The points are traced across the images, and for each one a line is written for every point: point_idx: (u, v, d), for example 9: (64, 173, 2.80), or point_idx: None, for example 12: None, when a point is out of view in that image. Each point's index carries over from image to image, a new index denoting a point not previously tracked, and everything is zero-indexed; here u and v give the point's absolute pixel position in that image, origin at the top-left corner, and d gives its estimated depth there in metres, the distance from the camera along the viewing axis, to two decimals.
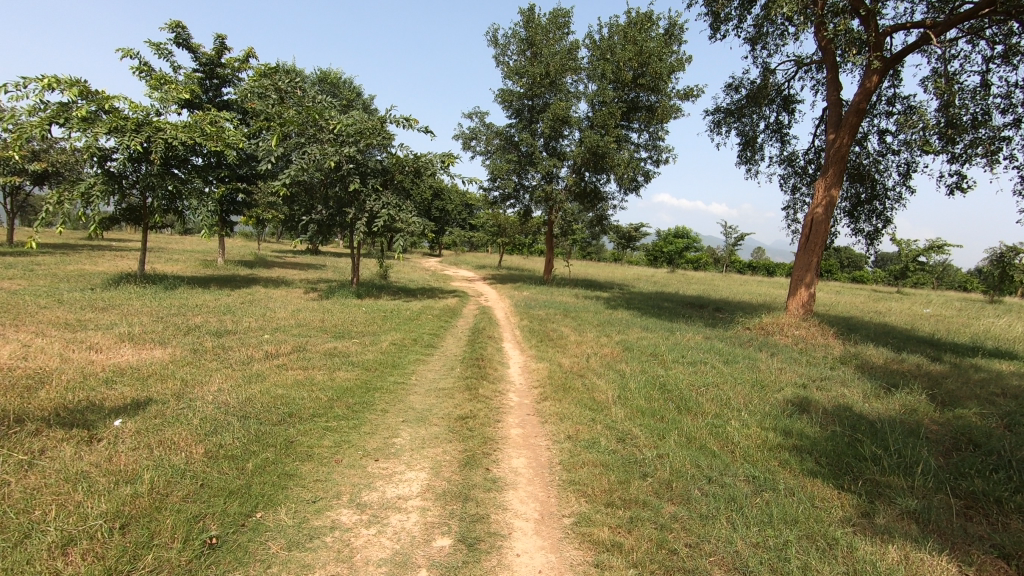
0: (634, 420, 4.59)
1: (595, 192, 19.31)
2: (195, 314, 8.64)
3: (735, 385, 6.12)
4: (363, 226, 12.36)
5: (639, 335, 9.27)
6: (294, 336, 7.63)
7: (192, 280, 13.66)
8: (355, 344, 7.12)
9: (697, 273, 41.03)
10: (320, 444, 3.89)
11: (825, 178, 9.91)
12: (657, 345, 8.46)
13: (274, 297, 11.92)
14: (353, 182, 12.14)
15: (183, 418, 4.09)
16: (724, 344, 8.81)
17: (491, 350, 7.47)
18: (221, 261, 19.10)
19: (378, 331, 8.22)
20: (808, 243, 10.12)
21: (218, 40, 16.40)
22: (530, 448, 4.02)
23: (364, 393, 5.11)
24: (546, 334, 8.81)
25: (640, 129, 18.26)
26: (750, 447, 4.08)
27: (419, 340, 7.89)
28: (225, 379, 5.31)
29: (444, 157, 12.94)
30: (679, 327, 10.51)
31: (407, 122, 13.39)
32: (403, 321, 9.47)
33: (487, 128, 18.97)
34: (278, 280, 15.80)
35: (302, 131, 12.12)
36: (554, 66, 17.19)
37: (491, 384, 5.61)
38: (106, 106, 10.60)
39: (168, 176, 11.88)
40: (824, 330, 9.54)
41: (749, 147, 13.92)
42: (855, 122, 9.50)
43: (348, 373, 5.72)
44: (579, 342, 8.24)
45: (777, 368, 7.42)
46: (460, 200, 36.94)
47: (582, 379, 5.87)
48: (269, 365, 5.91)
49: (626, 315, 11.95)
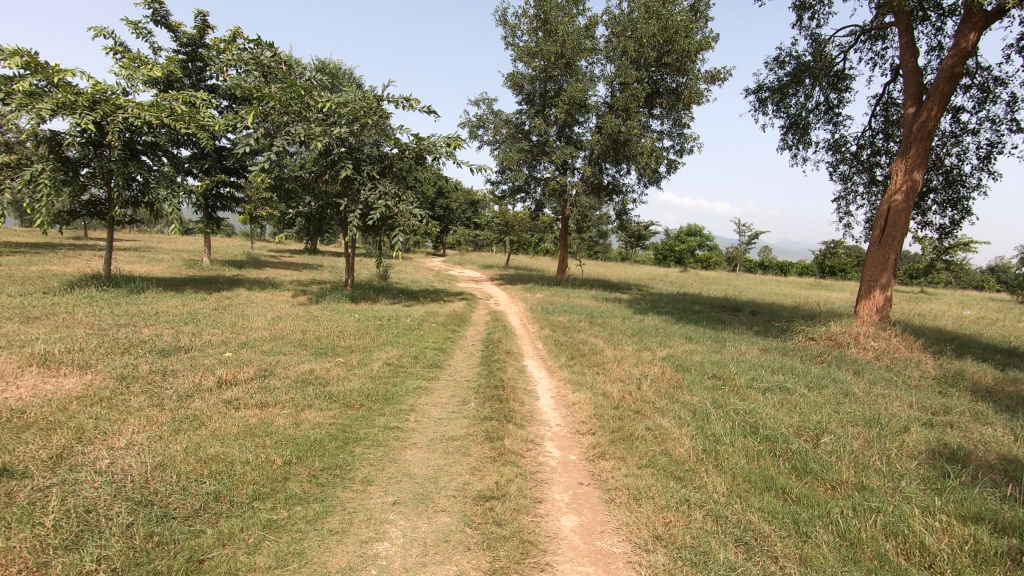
0: (748, 501, 2.99)
1: (613, 185, 17.69)
2: (149, 326, 7.07)
3: (849, 425, 4.48)
4: (357, 219, 10.74)
5: (687, 349, 7.63)
6: (263, 355, 6.04)
7: (166, 282, 12.11)
8: (337, 367, 5.52)
9: (709, 273, 39.24)
10: (251, 565, 2.32)
11: (905, 159, 8.29)
12: (715, 363, 6.81)
13: (254, 302, 10.37)
14: (345, 168, 10.55)
15: (35, 512, 2.53)
16: (795, 362, 7.15)
17: (512, 372, 5.85)
18: (206, 261, 17.49)
19: (371, 346, 6.62)
20: (884, 238, 8.50)
21: (199, 18, 14.86)
22: (600, 567, 2.43)
23: (338, 449, 3.53)
24: (577, 349, 7.19)
25: (662, 115, 16.64)
26: (960, 560, 2.47)
27: (421, 357, 6.31)
28: (143, 426, 3.72)
29: (451, 140, 11.29)
30: (728, 337, 8.91)
31: (407, 104, 11.87)
32: (401, 331, 7.87)
33: (496, 115, 17.43)
34: (266, 282, 14.26)
35: (286, 108, 10.50)
36: (570, 45, 15.56)
37: (520, 432, 4.00)
38: (55, 79, 9.07)
39: (132, 163, 10.30)
40: (908, 342, 7.92)
41: (794, 131, 12.27)
42: (946, 90, 7.85)
43: (320, 414, 4.10)
44: (620, 361, 6.61)
45: (878, 395, 5.76)
46: (464, 197, 35.37)
47: (644, 421, 4.26)
48: (216, 400, 4.35)
49: (661, 322, 10.32)
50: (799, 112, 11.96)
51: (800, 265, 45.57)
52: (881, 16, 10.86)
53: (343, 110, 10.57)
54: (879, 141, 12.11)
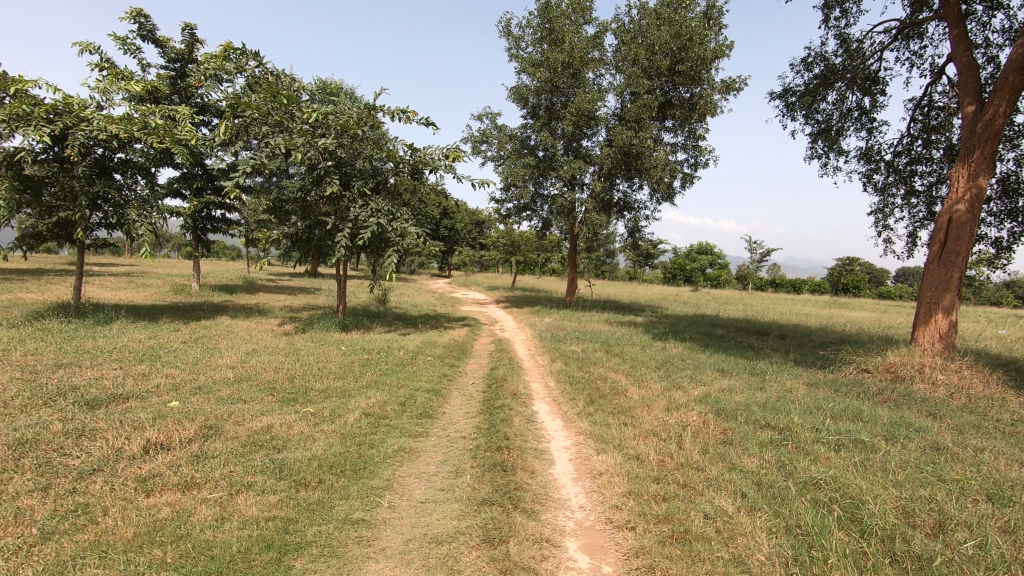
0: None
1: (624, 201, 16.74)
2: (95, 366, 6.03)
3: (972, 504, 3.35)
4: (346, 239, 9.74)
5: (725, 388, 6.49)
6: (218, 403, 4.98)
7: (143, 310, 11.11)
8: (302, 422, 4.44)
9: (720, 292, 38.14)
10: None
11: (967, 163, 7.26)
12: (762, 406, 5.70)
13: (234, 333, 9.37)
14: (332, 183, 9.59)
15: None
16: (857, 403, 6.00)
17: (519, 422, 4.74)
18: (196, 286, 16.56)
19: (350, 390, 5.54)
20: (944, 252, 7.41)
21: (188, 32, 14.19)
22: None
23: (269, 569, 2.45)
24: (596, 390, 6.09)
25: (675, 127, 15.71)
26: None
27: (410, 403, 5.24)
28: (2, 528, 2.65)
29: (450, 151, 10.36)
30: (767, 370, 7.78)
31: (403, 115, 11.03)
32: (390, 367, 6.77)
33: (500, 130, 16.58)
34: (255, 308, 13.30)
35: (266, 119, 9.56)
36: (578, 54, 14.73)
37: (531, 526, 2.90)
38: (11, 89, 8.28)
39: (100, 181, 9.34)
40: (984, 375, 6.77)
41: (824, 139, 11.24)
42: (1017, 83, 6.83)
43: (258, 501, 3.04)
44: (650, 406, 5.50)
45: (978, 449, 4.61)
46: (468, 217, 34.53)
47: (701, 506, 3.16)
48: (127, 478, 3.28)
49: (686, 350, 9.18)
50: (829, 118, 10.96)
51: (814, 282, 44.24)
52: (918, 12, 9.91)
53: (330, 120, 9.67)
54: (918, 148, 11.09)
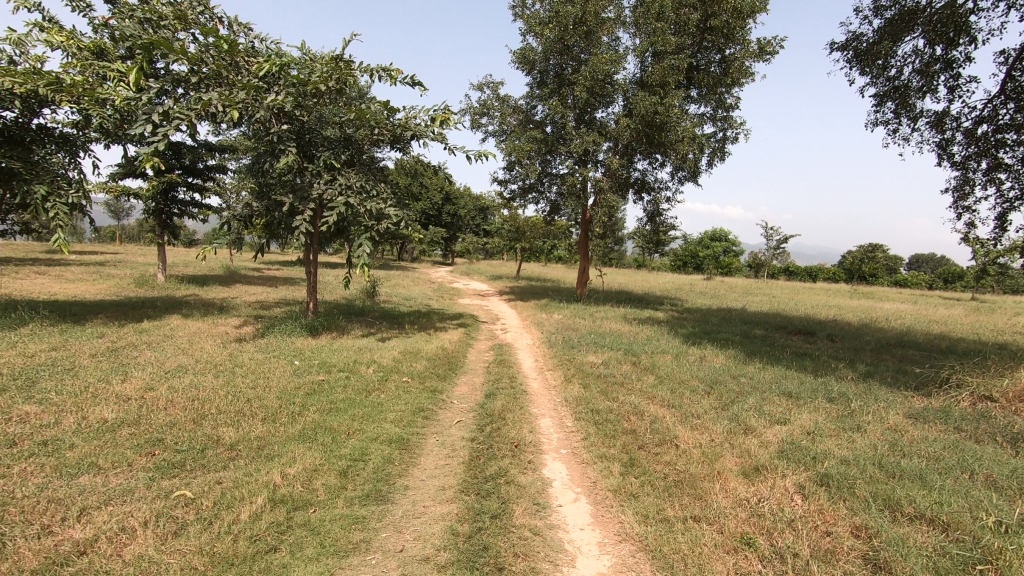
0: None
1: (644, 180, 14.78)
2: None
3: None
4: (307, 224, 7.85)
5: (811, 430, 4.63)
6: (49, 477, 3.15)
7: (79, 309, 9.31)
8: (156, 528, 2.63)
9: (735, 281, 36.20)
10: None
11: None
12: (883, 468, 3.84)
13: (174, 339, 7.56)
14: (288, 151, 7.69)
15: None
16: (1012, 458, 4.14)
17: (521, 518, 2.93)
18: (162, 278, 14.73)
19: (270, 447, 3.72)
20: None
21: None
22: None
23: None
24: (634, 438, 4.23)
25: (703, 96, 13.70)
26: None
27: (355, 473, 3.41)
28: None
29: (438, 114, 8.46)
30: (850, 395, 5.90)
31: (385, 73, 9.14)
32: (346, 397, 4.93)
33: (502, 100, 14.59)
34: (219, 304, 11.50)
35: (202, 70, 7.61)
36: (593, 9, 12.70)
37: None
38: None
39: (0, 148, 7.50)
40: None
41: (892, 102, 9.26)
42: None
43: None
44: (721, 471, 3.64)
45: None
46: (471, 203, 32.58)
47: None
48: None
49: (734, 363, 7.30)
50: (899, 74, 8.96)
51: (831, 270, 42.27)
52: None
53: (287, 73, 7.77)
54: (1010, 109, 9.05)
